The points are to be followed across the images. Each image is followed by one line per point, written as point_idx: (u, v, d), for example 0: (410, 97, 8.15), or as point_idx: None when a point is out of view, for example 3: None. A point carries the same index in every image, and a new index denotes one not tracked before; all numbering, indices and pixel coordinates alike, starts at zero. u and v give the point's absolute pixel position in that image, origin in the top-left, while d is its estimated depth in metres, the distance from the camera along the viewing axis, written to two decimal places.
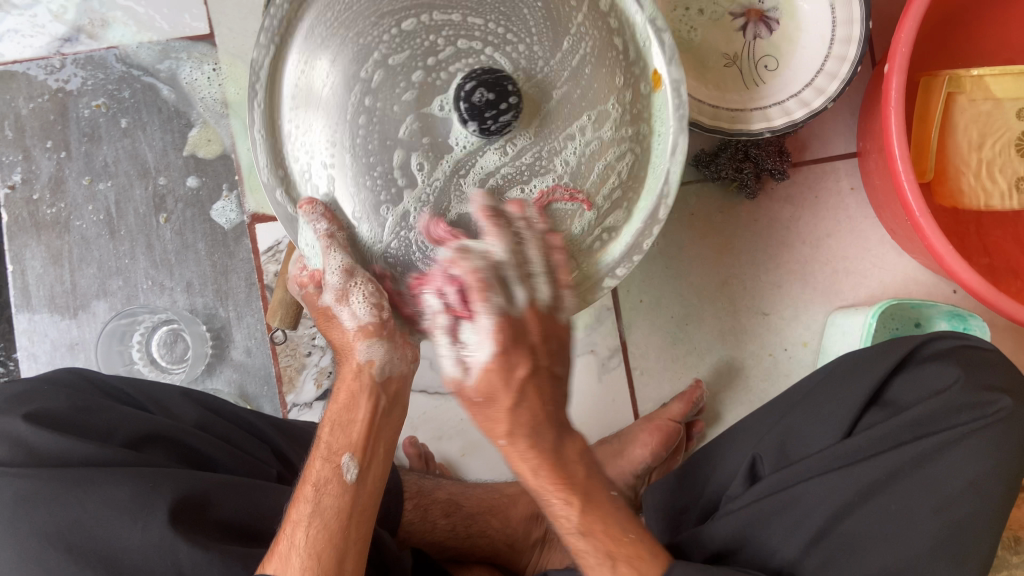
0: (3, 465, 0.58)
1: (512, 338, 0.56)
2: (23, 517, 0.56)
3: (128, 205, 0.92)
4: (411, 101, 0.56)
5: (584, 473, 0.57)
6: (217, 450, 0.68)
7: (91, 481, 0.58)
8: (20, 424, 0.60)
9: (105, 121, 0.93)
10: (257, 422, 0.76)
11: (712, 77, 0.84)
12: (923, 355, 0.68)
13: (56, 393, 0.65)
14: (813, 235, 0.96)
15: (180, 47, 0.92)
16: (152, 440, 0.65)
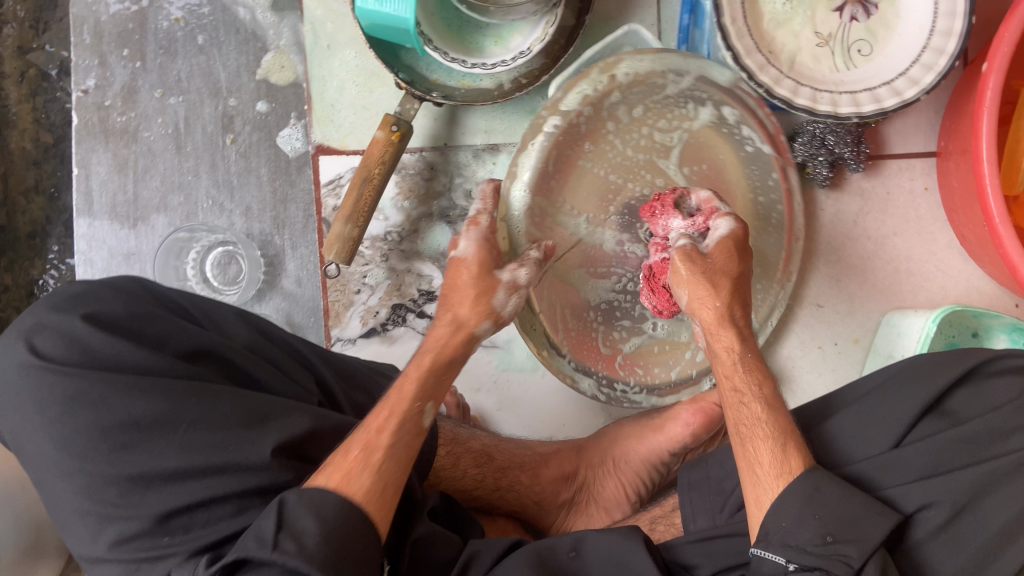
0: (57, 362, 0.58)
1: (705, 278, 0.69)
2: (71, 415, 0.56)
3: (196, 122, 0.93)
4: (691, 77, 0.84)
5: (787, 423, 0.64)
6: (265, 372, 0.66)
7: (143, 390, 0.57)
8: (78, 323, 0.59)
9: (182, 35, 0.93)
10: (309, 351, 0.73)
11: (801, 54, 0.80)
12: (984, 374, 0.64)
13: (118, 295, 0.63)
14: (879, 232, 0.94)
15: None
16: (203, 356, 0.63)
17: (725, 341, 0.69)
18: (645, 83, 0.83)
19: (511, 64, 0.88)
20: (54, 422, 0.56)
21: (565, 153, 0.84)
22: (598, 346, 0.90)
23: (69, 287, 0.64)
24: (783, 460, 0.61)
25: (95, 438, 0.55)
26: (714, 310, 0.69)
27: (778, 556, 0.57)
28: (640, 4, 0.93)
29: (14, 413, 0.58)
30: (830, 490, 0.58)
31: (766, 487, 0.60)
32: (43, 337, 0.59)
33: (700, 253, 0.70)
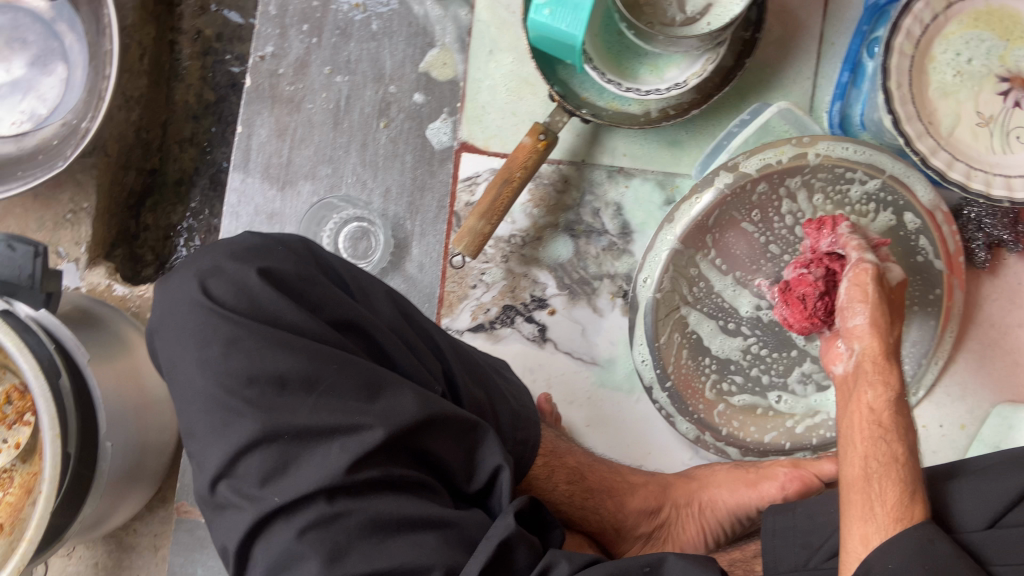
0: (225, 307, 0.63)
1: (878, 304, 0.72)
2: (228, 358, 0.61)
3: (356, 103, 0.98)
4: (876, 184, 0.86)
5: (914, 473, 0.63)
6: (403, 355, 0.68)
7: (291, 348, 0.61)
8: (251, 275, 0.64)
9: (359, 21, 0.99)
10: (447, 339, 0.74)
11: (960, 131, 0.80)
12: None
13: (288, 254, 0.68)
14: (1003, 321, 0.93)
15: None
16: (351, 328, 0.67)
17: (886, 376, 0.69)
18: (837, 169, 0.86)
19: (664, 93, 0.90)
20: (209, 363, 0.61)
21: (729, 212, 0.87)
22: (705, 391, 0.92)
23: (246, 237, 0.69)
24: (907, 508, 0.61)
25: (241, 381, 0.61)
26: (883, 342, 0.71)
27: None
28: (798, 57, 0.94)
29: (176, 343, 0.63)
30: (943, 548, 0.58)
31: (878, 521, 0.60)
32: (218, 281, 0.64)
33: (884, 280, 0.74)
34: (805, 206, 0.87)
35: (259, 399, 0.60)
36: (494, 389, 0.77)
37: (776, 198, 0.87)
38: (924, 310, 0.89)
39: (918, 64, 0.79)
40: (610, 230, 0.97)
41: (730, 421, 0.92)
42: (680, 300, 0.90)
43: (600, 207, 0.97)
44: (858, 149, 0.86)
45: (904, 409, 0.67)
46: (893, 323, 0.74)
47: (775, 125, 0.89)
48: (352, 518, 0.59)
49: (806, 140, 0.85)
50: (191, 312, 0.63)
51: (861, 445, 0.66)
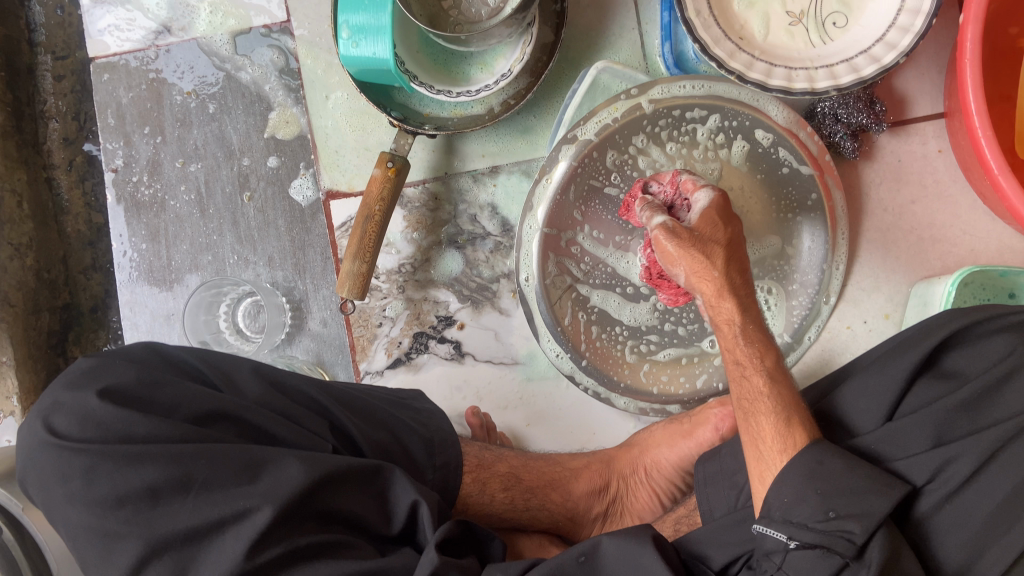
0: (73, 439, 0.60)
1: (696, 245, 0.68)
2: (92, 488, 0.58)
3: (216, 185, 0.99)
4: (716, 119, 0.86)
5: (785, 397, 0.65)
6: (279, 426, 0.66)
7: (150, 457, 0.59)
8: (88, 400, 0.61)
9: (195, 106, 0.99)
10: (325, 391, 0.73)
11: (776, 36, 0.79)
12: (977, 334, 0.63)
13: (126, 363, 0.65)
14: (895, 202, 0.92)
15: (233, 23, 0.97)
16: (215, 418, 0.65)
17: (727, 313, 0.69)
18: (674, 112, 0.86)
19: (494, 87, 0.90)
20: (75, 498, 0.59)
21: (586, 184, 0.87)
22: (624, 358, 0.91)
23: (82, 362, 0.66)
24: (785, 436, 0.62)
25: (112, 505, 0.58)
26: (712, 282, 0.68)
27: (779, 533, 0.57)
28: (619, 11, 0.94)
29: (43, 488, 0.61)
30: (834, 463, 0.59)
31: (772, 461, 0.61)
32: (61, 414, 0.62)
33: (680, 226, 0.69)
34: (660, 158, 0.87)
35: (135, 516, 0.58)
36: (396, 424, 0.75)
37: (630, 160, 0.87)
38: (809, 217, 0.89)
39: None
40: (492, 231, 0.97)
41: (658, 378, 0.91)
42: (572, 279, 0.89)
43: (476, 212, 0.97)
44: (689, 84, 0.85)
45: (752, 338, 0.68)
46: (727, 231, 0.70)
47: (607, 83, 0.87)
48: None
49: (636, 90, 0.85)
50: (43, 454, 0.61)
51: (733, 388, 0.68)
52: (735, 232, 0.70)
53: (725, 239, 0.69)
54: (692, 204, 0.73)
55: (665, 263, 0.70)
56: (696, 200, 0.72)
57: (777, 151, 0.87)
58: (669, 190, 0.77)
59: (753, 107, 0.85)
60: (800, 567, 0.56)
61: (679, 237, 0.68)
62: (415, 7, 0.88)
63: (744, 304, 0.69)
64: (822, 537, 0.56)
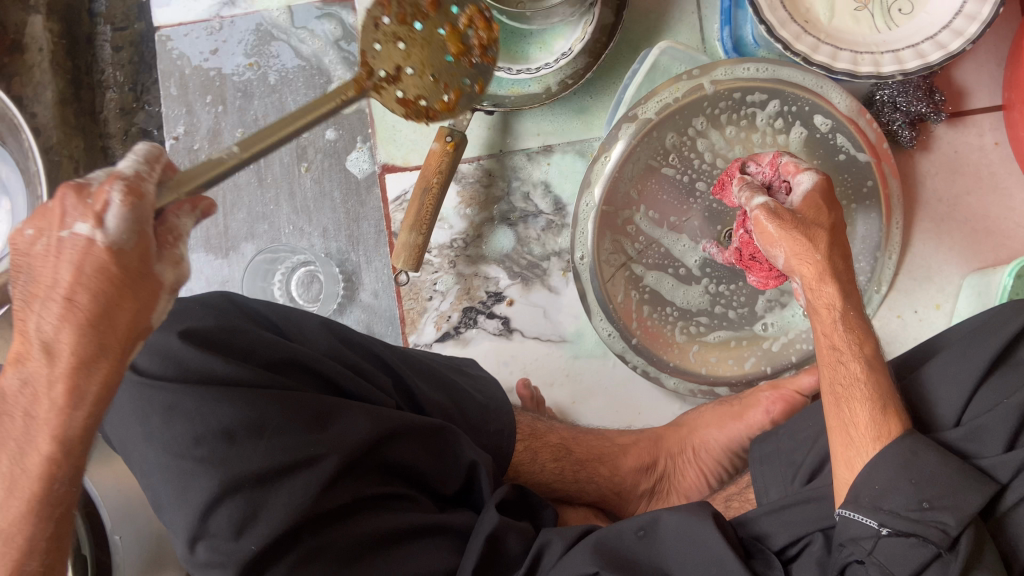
0: (154, 377, 0.62)
1: (802, 229, 0.71)
2: (172, 425, 0.60)
3: (274, 155, 1.01)
4: (776, 105, 0.86)
5: (882, 385, 0.65)
6: (349, 379, 0.69)
7: (230, 398, 0.61)
8: (172, 339, 0.63)
9: (256, 78, 1.01)
10: (391, 351, 0.75)
11: (842, 21, 0.80)
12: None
13: (206, 310, 0.67)
14: (950, 193, 0.92)
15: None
16: (288, 367, 0.67)
17: (827, 298, 0.71)
18: (734, 95, 0.86)
19: (555, 65, 0.92)
20: (152, 434, 0.61)
21: (644, 162, 0.88)
22: (673, 338, 0.92)
23: None
24: (882, 423, 0.62)
25: (191, 442, 0.60)
26: (815, 266, 0.71)
27: (873, 521, 0.58)
28: None
29: (120, 424, 0.62)
30: (928, 457, 0.59)
31: (861, 449, 0.62)
32: (140, 352, 0.64)
33: (784, 208, 0.71)
34: (719, 141, 0.87)
35: (211, 453, 0.59)
36: (455, 387, 0.77)
37: (688, 142, 0.87)
38: (864, 205, 0.89)
39: None
40: (544, 210, 0.98)
41: (706, 359, 0.92)
42: (627, 258, 0.90)
43: (529, 190, 0.98)
44: (753, 66, 0.86)
45: (849, 325, 0.70)
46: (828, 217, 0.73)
47: (669, 66, 0.89)
48: (331, 549, 0.61)
49: (698, 70, 0.86)
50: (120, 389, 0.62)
51: (826, 373, 0.69)
52: (835, 224, 0.74)
53: (826, 226, 0.72)
54: (792, 186, 0.75)
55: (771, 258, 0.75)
56: (801, 184, 0.74)
57: (835, 138, 0.86)
58: (768, 171, 0.78)
59: (813, 92, 0.86)
60: (889, 554, 0.57)
61: (789, 220, 0.71)
62: None
63: (845, 290, 0.72)
64: (915, 525, 0.57)
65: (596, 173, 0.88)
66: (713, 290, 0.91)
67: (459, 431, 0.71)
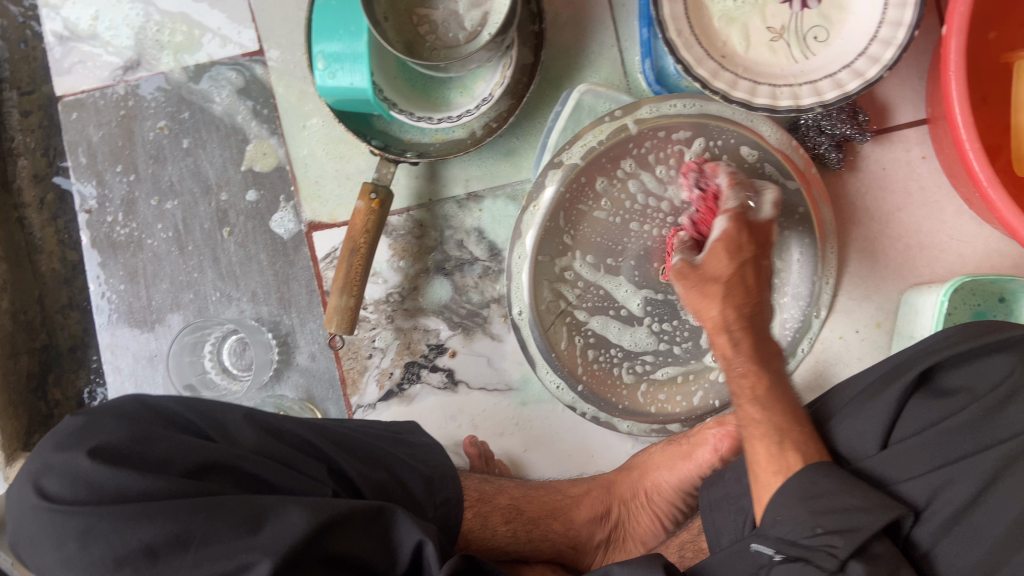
0: (65, 503, 0.59)
1: (697, 286, 0.73)
2: (89, 550, 0.57)
3: (193, 222, 0.97)
4: (700, 142, 0.85)
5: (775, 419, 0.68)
6: (278, 474, 0.66)
7: (149, 514, 0.58)
8: (82, 459, 0.61)
9: (169, 142, 0.97)
10: (321, 438, 0.72)
11: (759, 54, 0.79)
12: (980, 349, 0.63)
13: (118, 420, 0.65)
14: (882, 210, 0.92)
15: (203, 55, 0.95)
16: (212, 470, 0.64)
17: (723, 345, 0.73)
18: (659, 133, 0.85)
19: (475, 112, 0.89)
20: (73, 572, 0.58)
21: (576, 206, 0.86)
22: (621, 379, 0.90)
23: (72, 420, 0.66)
24: (779, 459, 0.65)
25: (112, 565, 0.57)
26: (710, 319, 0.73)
27: (768, 548, 0.60)
28: (597, 29, 0.93)
29: (37, 552, 0.60)
30: (827, 484, 0.60)
31: (765, 484, 0.65)
32: (51, 477, 0.61)
33: (690, 265, 0.73)
34: (649, 181, 0.86)
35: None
36: (395, 463, 0.75)
37: (619, 185, 0.86)
38: (797, 231, 0.89)
39: (693, 3, 0.78)
40: (479, 257, 0.96)
41: (655, 397, 0.91)
42: (566, 304, 0.88)
43: (462, 238, 0.96)
44: (676, 100, 0.84)
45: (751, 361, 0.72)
46: (739, 257, 0.73)
47: (593, 105, 0.87)
48: None
49: (620, 111, 0.84)
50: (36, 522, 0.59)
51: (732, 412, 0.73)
52: (749, 264, 0.73)
53: (725, 272, 0.73)
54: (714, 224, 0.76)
55: (686, 307, 0.76)
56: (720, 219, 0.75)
57: (765, 166, 0.86)
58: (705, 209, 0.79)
59: (736, 121, 0.85)
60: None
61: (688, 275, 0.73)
62: (390, 34, 0.87)
63: (734, 340, 0.73)
64: (808, 551, 0.58)
65: (525, 224, 0.86)
66: (656, 328, 0.90)
67: (401, 511, 0.67)
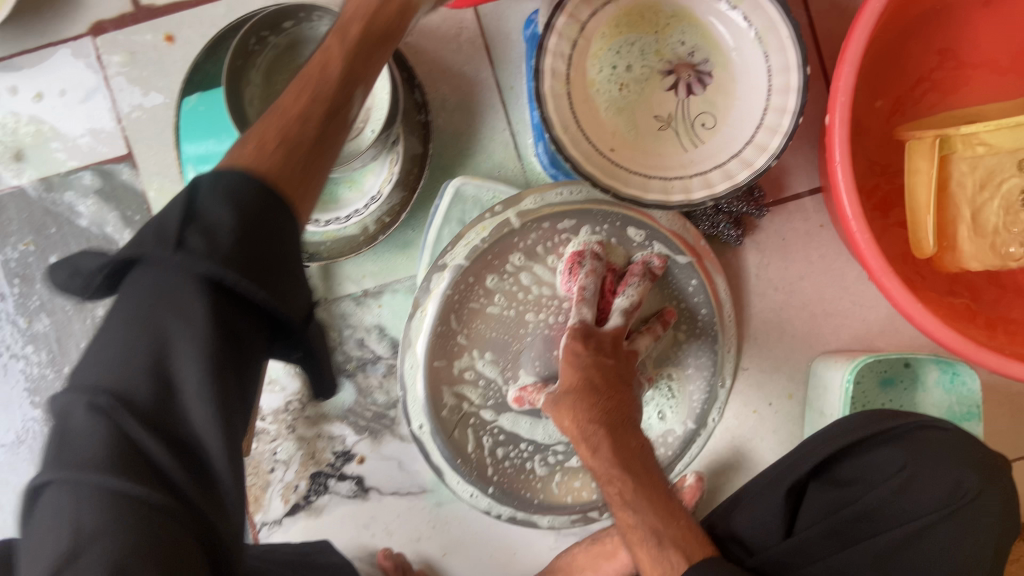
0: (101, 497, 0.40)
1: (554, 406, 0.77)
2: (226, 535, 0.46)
3: (68, 342, 0.90)
4: (586, 231, 0.85)
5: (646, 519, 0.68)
6: None
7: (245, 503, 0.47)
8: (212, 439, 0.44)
9: (34, 259, 0.89)
10: None
11: (649, 144, 0.78)
12: (873, 443, 0.70)
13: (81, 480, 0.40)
14: (785, 280, 0.91)
15: (68, 163, 0.88)
16: None
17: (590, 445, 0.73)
18: (543, 224, 0.84)
19: (365, 212, 0.87)
20: (139, 391, 0.42)
21: (466, 305, 0.84)
22: (535, 472, 0.88)
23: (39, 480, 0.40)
24: (662, 560, 0.67)
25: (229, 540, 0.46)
26: (575, 421, 0.74)
27: None
28: (487, 113, 0.90)
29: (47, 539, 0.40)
30: None
31: None
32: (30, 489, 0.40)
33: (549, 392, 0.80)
34: (543, 272, 0.85)
35: (177, 508, 0.42)
36: None
37: (511, 279, 0.85)
38: (691, 305, 0.88)
39: (578, 96, 0.76)
40: (381, 354, 0.91)
41: (571, 486, 0.88)
42: (470, 408, 0.86)
43: (362, 336, 0.91)
44: (555, 189, 0.84)
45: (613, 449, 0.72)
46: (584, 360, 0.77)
47: (468, 194, 0.85)
48: None
49: (499, 206, 0.83)
50: (186, 290, 0.45)
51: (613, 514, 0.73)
52: (595, 364, 0.76)
53: (580, 376, 0.75)
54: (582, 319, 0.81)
55: (556, 417, 0.77)
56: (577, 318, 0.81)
57: (653, 242, 0.86)
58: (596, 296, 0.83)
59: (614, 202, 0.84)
60: None
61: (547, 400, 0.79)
62: None
63: (594, 445, 0.72)
64: None
65: (415, 328, 0.84)
66: None
67: None
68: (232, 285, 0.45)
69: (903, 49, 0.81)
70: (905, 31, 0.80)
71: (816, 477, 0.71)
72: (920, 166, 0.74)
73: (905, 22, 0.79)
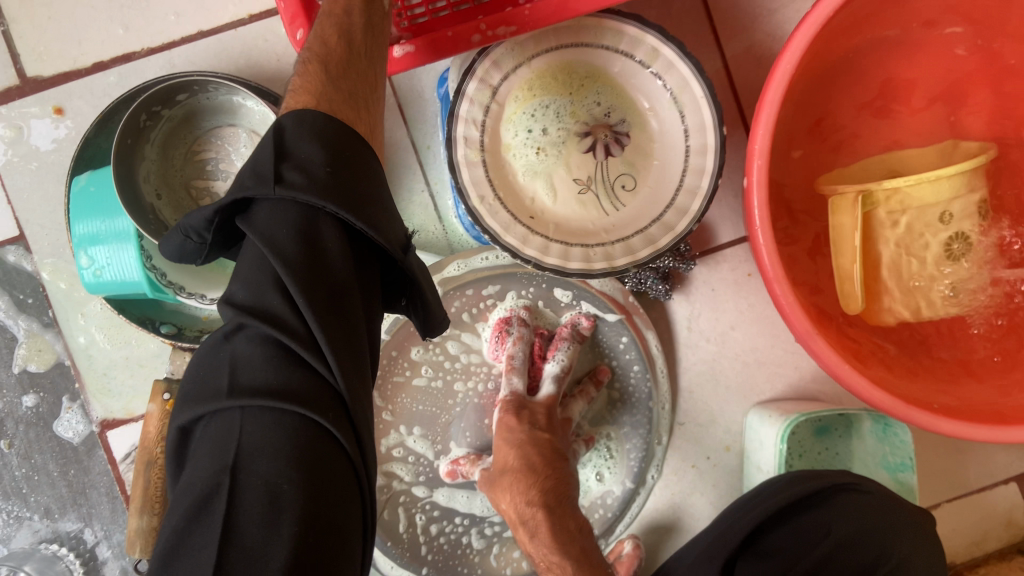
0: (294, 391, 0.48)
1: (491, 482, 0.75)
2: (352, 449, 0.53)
3: None
4: (513, 295, 0.82)
5: None
6: None
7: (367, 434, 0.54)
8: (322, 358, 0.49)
9: None
10: None
11: (569, 209, 0.75)
12: (798, 507, 0.70)
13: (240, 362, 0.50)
14: (717, 331, 0.89)
15: None
16: None
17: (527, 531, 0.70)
18: (467, 290, 0.81)
19: None
20: (276, 307, 0.49)
21: (387, 381, 0.81)
22: (471, 545, 0.84)
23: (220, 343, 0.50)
24: None
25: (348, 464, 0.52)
26: (512, 507, 0.72)
27: None
28: (403, 174, 0.87)
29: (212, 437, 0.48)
30: None
31: None
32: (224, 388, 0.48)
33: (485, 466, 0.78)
34: (470, 338, 0.82)
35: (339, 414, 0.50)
36: None
37: (436, 347, 0.82)
38: (622, 362, 0.86)
39: (493, 163, 0.74)
40: None
41: (508, 557, 0.84)
42: (398, 483, 0.83)
43: None
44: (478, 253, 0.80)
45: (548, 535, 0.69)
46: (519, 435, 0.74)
47: None
48: None
49: None
50: (292, 219, 0.51)
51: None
52: (528, 440, 0.73)
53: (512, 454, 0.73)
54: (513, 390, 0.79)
55: (491, 499, 0.74)
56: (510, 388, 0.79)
57: (581, 302, 0.83)
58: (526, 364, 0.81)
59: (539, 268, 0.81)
60: None
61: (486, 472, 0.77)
62: (166, 213, 0.79)
63: (531, 530, 0.70)
64: None
65: None
66: None
67: None
68: (331, 214, 0.52)
69: (820, 96, 0.79)
70: (820, 79, 0.78)
71: (748, 549, 0.69)
72: (845, 223, 0.72)
73: (820, 70, 0.77)
